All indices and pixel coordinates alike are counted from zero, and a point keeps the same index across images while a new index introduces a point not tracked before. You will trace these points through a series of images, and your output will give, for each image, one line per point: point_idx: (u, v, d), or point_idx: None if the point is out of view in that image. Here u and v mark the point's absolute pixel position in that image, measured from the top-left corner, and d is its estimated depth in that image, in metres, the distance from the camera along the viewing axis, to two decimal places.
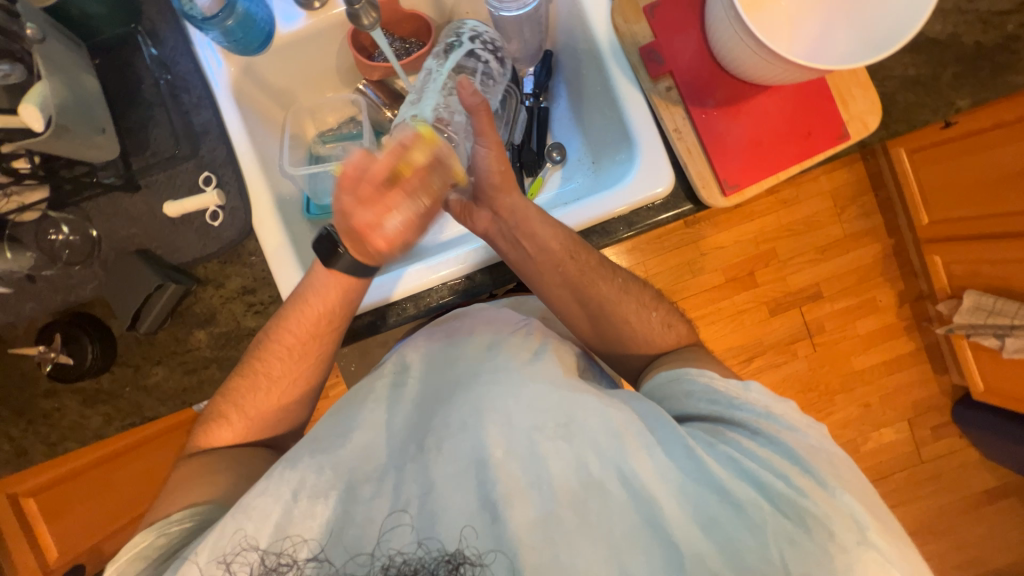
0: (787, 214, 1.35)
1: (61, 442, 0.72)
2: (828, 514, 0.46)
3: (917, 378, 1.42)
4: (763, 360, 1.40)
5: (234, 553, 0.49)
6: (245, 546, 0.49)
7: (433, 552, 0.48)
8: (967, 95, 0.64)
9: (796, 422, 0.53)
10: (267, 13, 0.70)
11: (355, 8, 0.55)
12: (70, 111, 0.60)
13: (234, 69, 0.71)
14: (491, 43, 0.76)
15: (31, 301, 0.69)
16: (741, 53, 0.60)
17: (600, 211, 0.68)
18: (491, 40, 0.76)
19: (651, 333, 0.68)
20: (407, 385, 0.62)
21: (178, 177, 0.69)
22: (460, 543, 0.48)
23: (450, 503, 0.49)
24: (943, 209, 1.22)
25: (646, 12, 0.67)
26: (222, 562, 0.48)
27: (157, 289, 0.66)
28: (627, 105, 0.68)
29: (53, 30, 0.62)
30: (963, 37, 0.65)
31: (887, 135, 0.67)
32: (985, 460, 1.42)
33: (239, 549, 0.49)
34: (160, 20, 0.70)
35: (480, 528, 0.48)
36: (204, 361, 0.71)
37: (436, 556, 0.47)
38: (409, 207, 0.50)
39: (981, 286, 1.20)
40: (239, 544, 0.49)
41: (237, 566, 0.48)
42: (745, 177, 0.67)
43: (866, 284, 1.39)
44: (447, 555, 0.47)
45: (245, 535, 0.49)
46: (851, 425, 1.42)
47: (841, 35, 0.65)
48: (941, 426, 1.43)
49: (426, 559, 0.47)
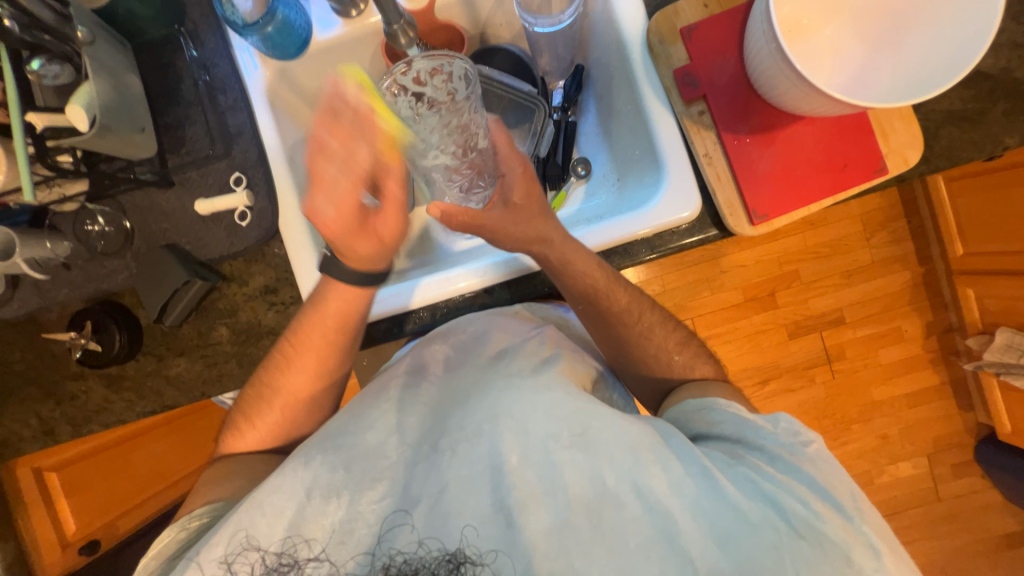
0: (813, 235, 1.31)
1: (86, 424, 0.75)
2: (844, 539, 0.46)
3: (940, 413, 1.37)
4: (779, 383, 1.37)
5: (235, 554, 0.50)
6: (249, 546, 0.50)
7: (434, 552, 0.48)
8: (1016, 133, 0.62)
9: (821, 451, 0.52)
10: (305, 20, 0.71)
11: (393, 27, 0.57)
12: (114, 110, 0.62)
13: (270, 72, 0.72)
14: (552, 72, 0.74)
15: (66, 287, 0.71)
16: (779, 81, 0.58)
17: (624, 232, 0.67)
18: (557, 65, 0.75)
19: (667, 356, 0.67)
20: (421, 386, 0.62)
21: (210, 175, 0.71)
22: (461, 543, 0.48)
23: (461, 505, 0.49)
24: (981, 241, 1.17)
25: (683, 33, 0.66)
26: (224, 562, 0.50)
27: (184, 284, 0.68)
28: (658, 127, 0.67)
29: (102, 32, 0.63)
30: (1015, 73, 0.63)
31: (927, 170, 0.65)
32: (1008, 503, 1.36)
33: (240, 550, 0.50)
34: (203, 22, 0.72)
35: (484, 529, 0.48)
36: (225, 355, 0.73)
37: (436, 555, 0.48)
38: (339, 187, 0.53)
39: (1016, 324, 1.15)
40: (241, 545, 0.50)
41: (238, 565, 0.50)
42: (775, 207, 0.65)
43: (893, 312, 1.34)
44: (448, 554, 0.48)
45: (247, 535, 0.50)
46: (867, 456, 1.38)
47: (885, 67, 0.63)
48: (962, 464, 1.38)
49: (426, 559, 0.48)
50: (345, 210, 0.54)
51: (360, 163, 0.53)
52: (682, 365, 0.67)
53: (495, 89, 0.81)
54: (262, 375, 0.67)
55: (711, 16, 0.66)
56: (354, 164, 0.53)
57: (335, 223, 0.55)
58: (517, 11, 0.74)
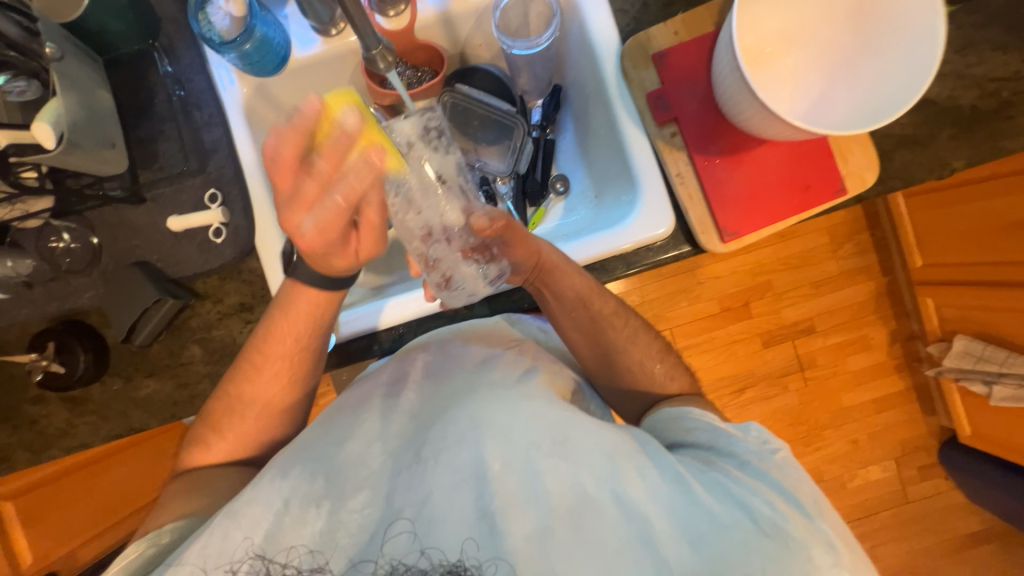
0: (784, 247, 1.36)
1: (46, 449, 0.72)
2: (805, 538, 0.47)
3: (906, 417, 1.43)
4: (755, 391, 1.41)
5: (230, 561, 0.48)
6: (252, 554, 0.48)
7: (436, 562, 0.47)
8: (962, 157, 0.67)
9: (787, 458, 0.55)
10: (284, 37, 0.71)
11: (371, 52, 0.53)
12: (83, 127, 0.60)
13: (247, 89, 0.72)
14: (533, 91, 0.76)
15: (26, 306, 0.68)
16: (744, 107, 0.61)
17: (601, 249, 0.68)
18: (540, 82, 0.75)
19: (643, 369, 0.69)
20: (403, 398, 0.60)
21: (184, 192, 0.70)
22: (464, 554, 0.47)
23: (446, 511, 0.48)
24: (937, 253, 1.23)
25: (654, 59, 0.69)
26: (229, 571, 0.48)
27: (154, 303, 0.66)
28: (633, 148, 0.69)
29: (72, 47, 0.62)
30: (959, 101, 0.67)
31: (883, 190, 0.69)
32: (971, 502, 1.42)
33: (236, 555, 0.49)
34: (178, 37, 0.71)
35: (482, 540, 0.47)
36: (198, 376, 0.71)
37: (437, 564, 0.47)
38: (327, 203, 0.48)
39: (971, 332, 1.21)
40: (232, 550, 0.49)
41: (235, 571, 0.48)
42: (744, 225, 0.68)
43: (859, 321, 1.40)
44: (450, 564, 0.47)
45: (253, 545, 0.49)
46: (839, 461, 1.43)
47: (841, 95, 0.67)
48: (927, 467, 1.43)
49: (429, 569, 0.47)
50: (331, 224, 0.49)
51: (355, 183, 0.47)
52: (661, 374, 0.69)
53: (473, 108, 0.83)
54: (234, 393, 0.65)
55: (681, 43, 0.69)
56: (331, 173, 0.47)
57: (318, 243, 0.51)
58: (495, 33, 0.75)
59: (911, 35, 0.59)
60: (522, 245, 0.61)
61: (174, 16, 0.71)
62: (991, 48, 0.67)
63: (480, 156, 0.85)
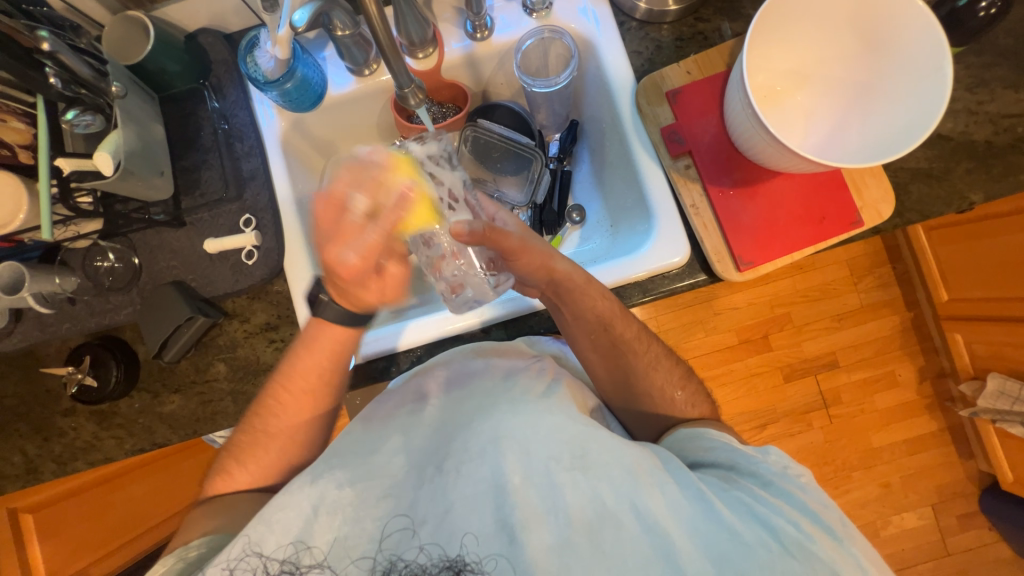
0: (802, 279, 1.35)
1: (71, 462, 0.74)
2: (834, 559, 0.46)
3: (941, 460, 1.36)
4: (776, 427, 1.36)
5: (238, 559, 0.48)
6: (250, 552, 0.49)
7: (435, 557, 0.47)
8: (980, 190, 0.67)
9: (811, 483, 0.53)
10: (322, 77, 0.77)
11: (404, 90, 0.58)
12: (137, 156, 0.66)
13: (285, 122, 0.78)
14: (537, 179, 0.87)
15: (68, 321, 0.72)
16: (756, 141, 0.63)
17: (617, 276, 0.70)
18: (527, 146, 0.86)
19: (666, 400, 0.66)
20: (425, 410, 0.61)
21: (221, 216, 0.74)
22: (462, 549, 0.47)
23: (463, 520, 0.48)
24: (964, 288, 1.20)
25: (668, 96, 0.72)
26: (226, 569, 0.48)
27: (186, 320, 0.69)
28: (647, 179, 0.72)
29: (134, 86, 0.68)
30: (974, 136, 0.68)
31: (900, 223, 0.69)
32: (1018, 557, 1.31)
33: (243, 555, 0.49)
34: (226, 77, 0.78)
35: (483, 536, 0.47)
36: (220, 393, 0.72)
37: (437, 560, 0.47)
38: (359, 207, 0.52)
39: (1005, 370, 1.16)
40: (243, 549, 0.49)
41: (240, 571, 0.48)
42: (760, 255, 0.68)
43: (885, 356, 1.36)
44: (448, 560, 0.47)
45: (250, 541, 0.49)
46: (870, 505, 1.35)
47: (852, 131, 0.69)
48: (967, 515, 1.34)
49: (427, 565, 0.47)
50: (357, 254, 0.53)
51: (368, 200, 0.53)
52: (683, 402, 0.66)
53: (494, 141, 0.87)
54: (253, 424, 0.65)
55: (693, 82, 0.73)
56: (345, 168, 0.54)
57: (357, 270, 0.53)
58: (516, 72, 0.79)
59: (920, 74, 0.61)
60: (525, 252, 0.58)
61: (224, 59, 0.78)
62: (1003, 86, 0.68)
63: (500, 187, 0.88)
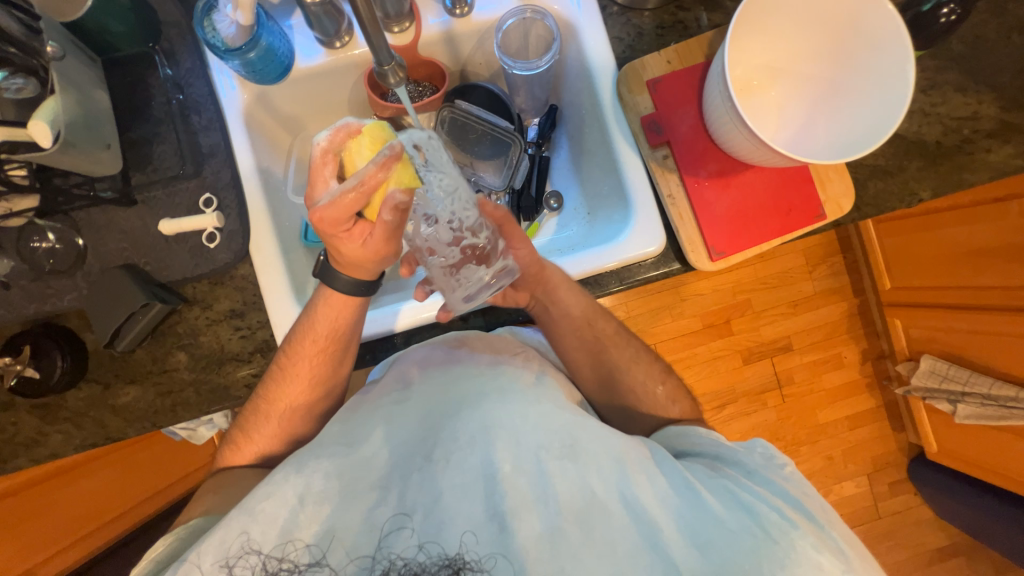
0: (763, 268, 1.42)
1: (12, 459, 0.68)
2: (818, 545, 0.47)
3: (878, 434, 1.48)
4: (735, 407, 1.44)
5: (237, 556, 0.47)
6: (249, 549, 0.48)
7: (434, 556, 0.46)
8: (928, 187, 0.72)
9: (794, 474, 0.56)
10: (288, 47, 0.72)
11: (383, 67, 0.54)
12: (79, 126, 0.60)
13: (248, 95, 0.72)
14: (514, 165, 0.86)
15: (1, 308, 0.66)
16: (733, 135, 0.65)
17: (593, 264, 0.70)
18: (507, 131, 0.85)
19: (639, 384, 0.69)
20: (410, 398, 0.59)
21: (177, 195, 0.69)
22: (461, 547, 0.47)
23: (456, 511, 0.48)
24: (903, 277, 1.30)
25: (649, 85, 0.72)
26: (226, 566, 0.47)
27: (142, 307, 0.65)
28: (627, 168, 0.73)
29: (72, 47, 0.61)
30: (926, 136, 0.73)
31: (858, 217, 0.73)
32: (937, 517, 1.47)
33: (242, 552, 0.48)
34: (179, 42, 0.71)
35: (482, 535, 0.47)
36: (181, 383, 0.68)
37: (436, 559, 0.46)
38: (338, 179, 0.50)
39: (937, 352, 1.27)
40: (242, 547, 0.48)
41: (239, 568, 0.47)
42: (731, 246, 0.71)
43: (833, 340, 1.46)
44: (448, 558, 0.46)
45: (250, 539, 0.48)
46: (816, 476, 1.46)
47: (819, 129, 0.72)
48: (898, 482, 1.48)
49: (426, 564, 0.46)
50: (339, 218, 0.49)
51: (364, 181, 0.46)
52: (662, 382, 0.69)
53: (472, 123, 0.85)
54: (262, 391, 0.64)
55: (673, 71, 0.73)
56: (364, 180, 0.46)
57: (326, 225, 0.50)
58: (497, 53, 0.77)
59: (884, 75, 0.64)
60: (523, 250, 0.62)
61: (176, 21, 0.71)
62: (954, 89, 0.73)
63: (477, 170, 0.86)
